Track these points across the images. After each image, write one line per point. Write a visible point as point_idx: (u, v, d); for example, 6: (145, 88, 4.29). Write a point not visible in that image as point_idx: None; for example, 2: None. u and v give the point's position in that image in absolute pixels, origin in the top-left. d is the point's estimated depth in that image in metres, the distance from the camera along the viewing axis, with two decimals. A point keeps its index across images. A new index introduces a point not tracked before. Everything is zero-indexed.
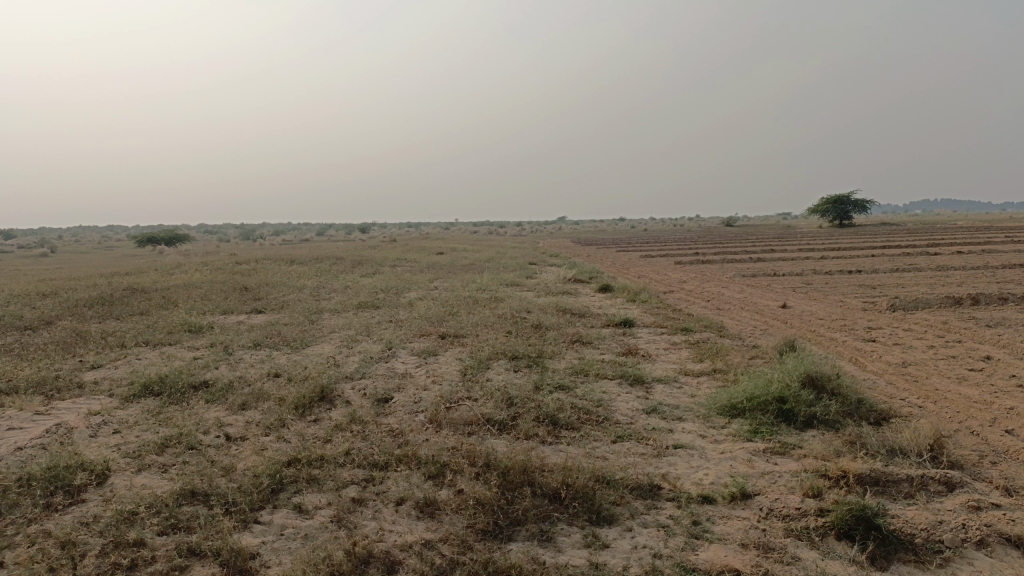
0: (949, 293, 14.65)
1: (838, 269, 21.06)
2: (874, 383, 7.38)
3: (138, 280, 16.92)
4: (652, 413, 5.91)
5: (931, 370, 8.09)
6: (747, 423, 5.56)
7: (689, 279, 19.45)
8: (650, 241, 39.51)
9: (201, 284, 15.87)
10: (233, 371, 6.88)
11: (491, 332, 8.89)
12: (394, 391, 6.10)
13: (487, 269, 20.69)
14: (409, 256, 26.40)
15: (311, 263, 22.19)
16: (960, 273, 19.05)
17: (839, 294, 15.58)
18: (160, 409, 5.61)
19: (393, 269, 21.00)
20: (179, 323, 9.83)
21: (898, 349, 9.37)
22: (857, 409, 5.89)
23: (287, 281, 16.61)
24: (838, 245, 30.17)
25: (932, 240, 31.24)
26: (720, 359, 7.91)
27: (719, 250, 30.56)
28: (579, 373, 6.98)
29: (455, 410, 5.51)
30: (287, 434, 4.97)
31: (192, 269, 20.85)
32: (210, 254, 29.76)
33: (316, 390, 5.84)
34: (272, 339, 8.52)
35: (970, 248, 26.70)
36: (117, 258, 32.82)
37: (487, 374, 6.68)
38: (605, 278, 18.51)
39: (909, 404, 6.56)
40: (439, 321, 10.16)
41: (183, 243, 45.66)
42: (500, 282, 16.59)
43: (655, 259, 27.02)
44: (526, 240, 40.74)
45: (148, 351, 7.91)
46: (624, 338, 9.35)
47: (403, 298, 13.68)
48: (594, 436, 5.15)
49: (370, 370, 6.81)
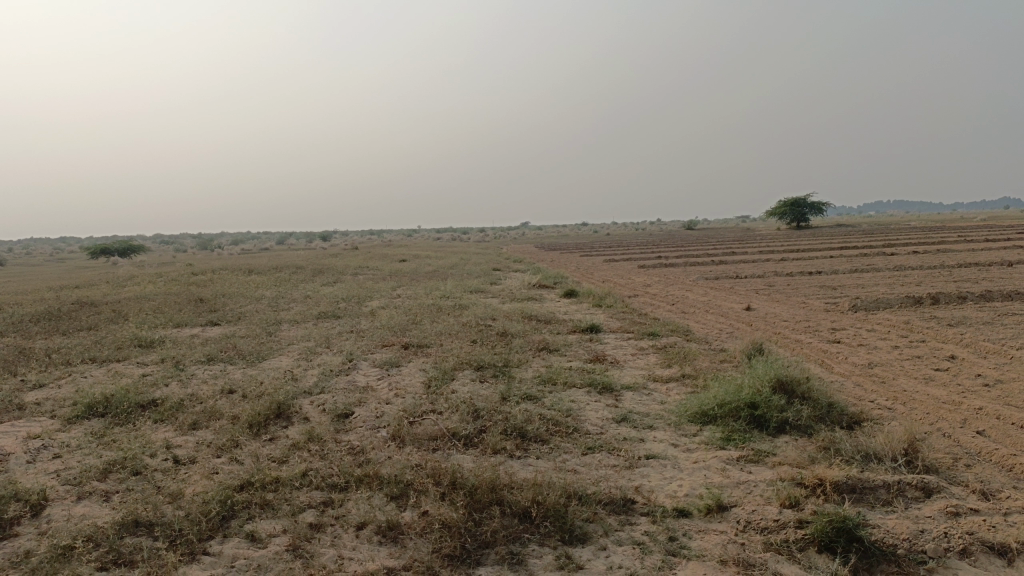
0: (909, 293, 14.80)
1: (798, 271, 21.24)
2: (843, 386, 7.32)
3: (89, 293, 16.36)
4: (623, 422, 5.75)
5: (898, 371, 8.08)
6: (719, 430, 5.43)
7: (653, 282, 19.44)
8: (613, 245, 39.58)
9: (154, 295, 15.38)
10: (185, 388, 6.57)
11: (456, 341, 8.68)
12: (355, 405, 5.86)
13: (450, 275, 20.45)
14: (371, 263, 26.03)
15: (270, 274, 21.74)
16: (917, 273, 19.31)
17: (802, 296, 15.66)
18: (105, 431, 5.29)
19: (355, 277, 20.67)
20: (129, 337, 9.46)
21: (864, 349, 9.37)
22: (829, 413, 5.80)
23: (245, 292, 16.21)
24: (797, 247, 30.52)
25: (889, 241, 31.76)
26: (689, 365, 7.79)
27: (682, 253, 30.71)
28: (547, 382, 6.80)
29: (419, 425, 5.29)
30: (241, 455, 4.70)
31: (146, 280, 20.27)
32: (166, 265, 29.00)
33: (272, 407, 5.58)
34: (227, 353, 8.20)
35: (926, 247, 27.16)
36: (68, 270, 32.02)
37: (452, 385, 6.47)
38: (570, 283, 18.39)
39: (879, 406, 6.49)
40: (402, 330, 9.91)
41: (138, 254, 44.64)
42: (464, 289, 16.38)
43: (618, 263, 27.03)
44: (491, 247, 40.54)
45: (95, 369, 7.53)
46: (591, 345, 9.20)
47: (364, 308, 13.40)
48: (564, 449, 4.97)
49: (330, 384, 6.55)
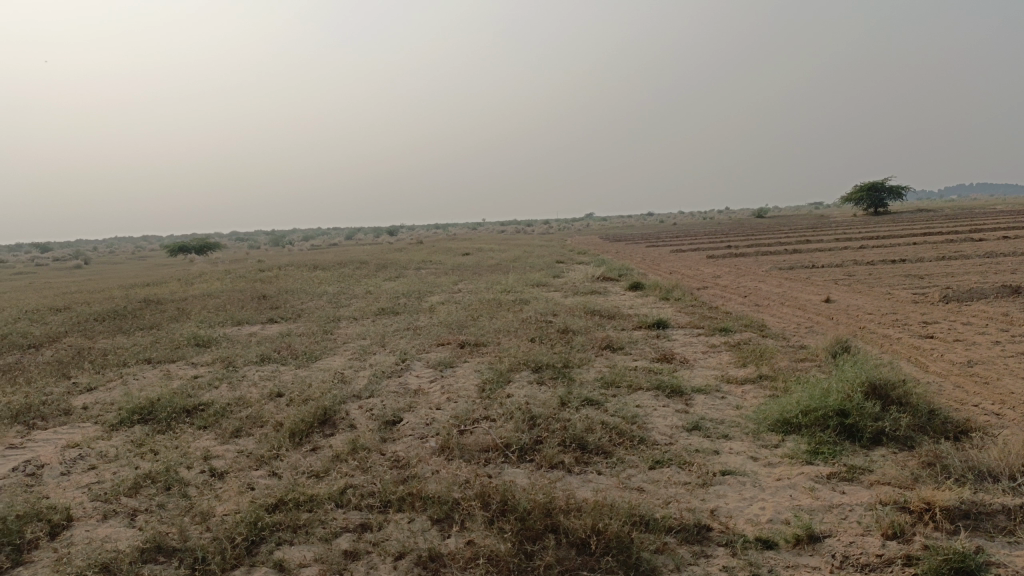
0: (1005, 282, 13.68)
1: (879, 259, 20.06)
2: (939, 388, 6.62)
3: (157, 290, 16.58)
4: (694, 431, 5.22)
5: (1002, 370, 7.29)
6: (805, 441, 4.86)
7: (723, 273, 18.63)
8: (680, 235, 38.55)
9: (219, 292, 15.42)
10: (233, 391, 6.32)
11: (514, 339, 8.25)
12: (405, 411, 5.49)
13: (513, 268, 20.07)
14: (434, 257, 25.87)
15: (334, 268, 21.76)
16: (1011, 260, 17.95)
17: (885, 286, 14.69)
18: (145, 439, 5.06)
19: (417, 272, 20.48)
20: (187, 336, 9.36)
21: (960, 346, 8.54)
22: (930, 422, 5.15)
23: (307, 288, 16.16)
24: (877, 234, 29.01)
25: (976, 225, 29.92)
26: (765, 364, 7.19)
27: (751, 241, 29.70)
28: (610, 384, 6.32)
29: (470, 435, 4.88)
30: (279, 467, 4.38)
31: (214, 277, 20.50)
32: (236, 262, 29.47)
33: (317, 413, 5.25)
34: (280, 352, 7.97)
35: (1019, 232, 25.42)
36: (144, 267, 33.08)
37: (508, 388, 6.05)
38: (635, 275, 17.77)
39: (986, 413, 5.77)
40: (460, 327, 9.53)
41: (212, 251, 45.76)
42: (526, 283, 15.95)
43: (687, 253, 26.23)
44: (556, 240, 39.91)
45: (148, 371, 7.38)
46: (658, 342, 8.65)
47: (424, 303, 13.12)
48: (628, 462, 4.49)
49: (380, 386, 6.20)
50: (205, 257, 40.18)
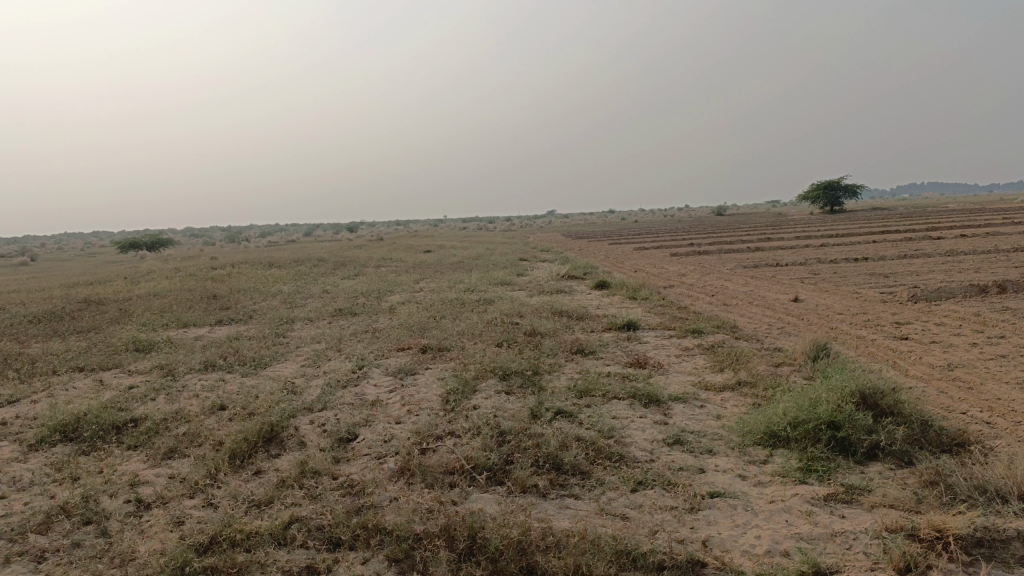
0: (971, 281, 13.60)
1: (841, 258, 20.02)
2: (923, 394, 6.34)
3: (101, 290, 15.75)
4: (676, 446, 4.83)
5: (984, 373, 7.06)
6: (796, 457, 4.50)
7: (688, 272, 18.38)
8: (643, 233, 38.46)
9: (167, 292, 14.67)
10: (171, 404, 5.75)
11: (479, 343, 7.79)
12: (360, 426, 5.00)
13: (476, 266, 19.58)
14: (395, 254, 25.24)
15: (290, 266, 21.07)
16: (972, 259, 17.97)
17: (852, 285, 14.55)
18: (64, 462, 4.49)
19: (377, 270, 19.89)
20: (127, 341, 8.70)
21: (936, 348, 8.31)
22: (924, 434, 4.83)
23: (261, 287, 15.50)
24: (837, 232, 29.16)
25: (932, 224, 30.25)
26: (744, 369, 6.85)
27: (713, 239, 29.62)
28: (583, 393, 5.91)
29: (433, 454, 4.42)
30: (216, 496, 3.87)
31: (163, 275, 19.62)
32: (188, 259, 28.47)
33: (261, 430, 4.74)
34: (227, 358, 7.39)
35: (975, 230, 25.67)
36: (91, 265, 31.88)
37: (474, 398, 5.60)
38: (600, 273, 17.43)
39: (977, 422, 5.47)
40: (421, 330, 9.04)
41: (165, 247, 44.41)
42: (489, 282, 15.48)
43: (651, 250, 26.02)
44: (517, 238, 39.44)
45: (79, 380, 6.76)
46: (629, 345, 8.27)
47: (384, 303, 12.58)
48: (608, 484, 4.08)
49: (334, 398, 5.69)
50: (159, 254, 38.98)
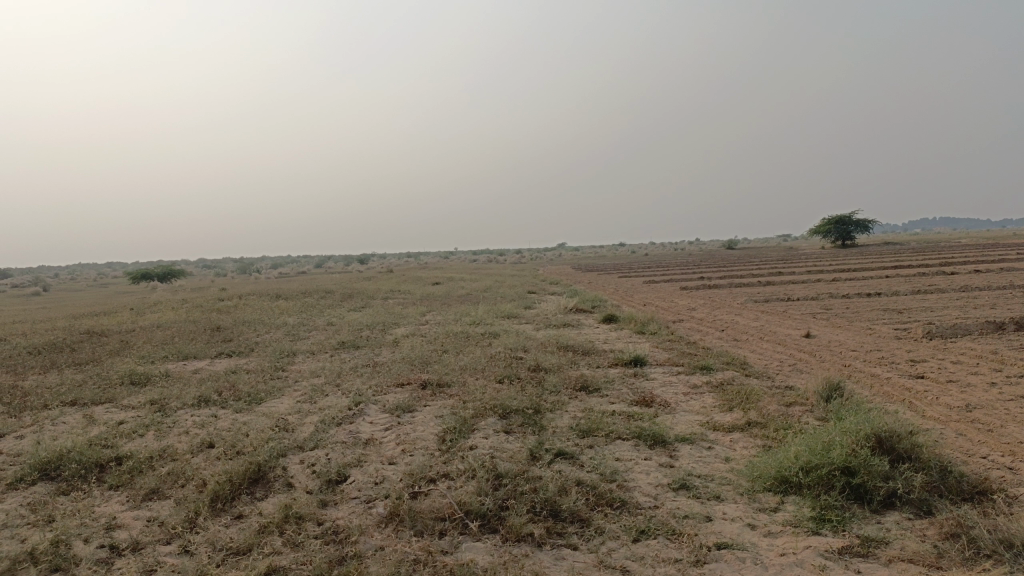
0: (987, 317, 13.30)
1: (853, 292, 19.74)
2: (942, 436, 6.08)
3: (105, 321, 15.67)
4: (682, 491, 4.60)
5: (1004, 414, 6.79)
6: (808, 505, 4.26)
7: (698, 306, 18.14)
8: (653, 266, 38.28)
9: (171, 323, 14.55)
10: (159, 441, 5.56)
11: (481, 379, 7.58)
12: (352, 467, 4.80)
13: (484, 299, 19.42)
14: (403, 287, 25.11)
15: (297, 298, 20.97)
16: (987, 295, 17.67)
17: (865, 321, 14.28)
18: (41, 503, 4.30)
19: (384, 302, 19.75)
20: (123, 374, 8.54)
21: (954, 387, 8.03)
22: (944, 481, 4.58)
23: (265, 319, 15.37)
24: (849, 266, 28.87)
25: (945, 259, 29.96)
26: (754, 409, 6.62)
27: (723, 273, 29.40)
28: (586, 433, 5.68)
29: (425, 498, 4.21)
30: (194, 543, 3.67)
31: (170, 306, 19.53)
32: (196, 290, 28.41)
33: (247, 470, 4.54)
34: (222, 393, 7.21)
35: (989, 266, 25.33)
36: (100, 295, 31.92)
37: (472, 438, 5.39)
38: (609, 307, 17.22)
39: (1000, 468, 5.20)
40: (423, 364, 8.84)
41: (176, 278, 44.54)
42: (496, 315, 15.29)
43: (661, 284, 25.81)
44: (527, 271, 39.34)
45: (69, 415, 6.59)
46: (635, 382, 8.04)
47: (388, 336, 12.41)
48: (609, 533, 3.86)
49: (327, 436, 5.49)
50: (170, 285, 39.10)
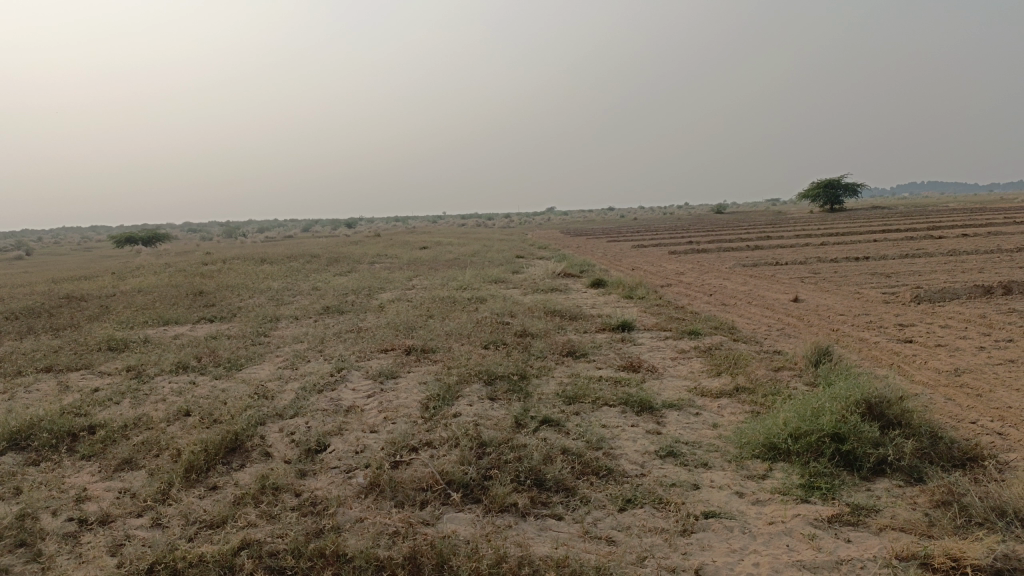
0: (975, 281, 13.28)
1: (841, 256, 19.69)
2: (931, 401, 6.03)
3: (87, 285, 15.43)
4: (669, 458, 4.52)
5: (992, 378, 6.76)
6: (797, 473, 4.19)
7: (686, 270, 18.06)
8: (640, 231, 38.15)
9: (153, 288, 14.33)
10: (135, 409, 5.42)
11: (466, 344, 7.46)
12: (332, 435, 4.68)
13: (471, 263, 19.25)
14: (390, 251, 24.89)
15: (283, 262, 20.72)
16: (974, 258, 17.67)
17: (853, 285, 14.25)
18: (9, 474, 4.18)
19: (370, 267, 19.55)
20: (101, 339, 8.37)
21: (942, 352, 7.98)
22: (934, 447, 4.52)
23: (249, 283, 15.17)
24: (836, 231, 28.87)
25: (933, 223, 29.98)
26: (743, 374, 6.54)
27: (711, 237, 29.31)
28: (572, 399, 5.59)
29: (405, 467, 4.10)
30: (165, 516, 3.56)
31: (152, 271, 19.26)
32: (179, 254, 28.07)
33: (223, 439, 4.41)
34: (201, 359, 7.06)
35: (977, 230, 25.35)
36: (82, 260, 31.49)
37: (456, 405, 5.28)
38: (597, 271, 17.10)
39: (989, 433, 5.15)
40: (408, 330, 8.71)
41: (160, 242, 44.11)
42: (483, 280, 15.14)
43: (649, 248, 25.73)
44: (516, 235, 39.11)
45: (44, 382, 6.43)
46: (623, 348, 7.95)
47: (374, 301, 12.26)
48: (594, 503, 3.77)
49: (308, 403, 5.37)
50: (156, 249, 38.66)
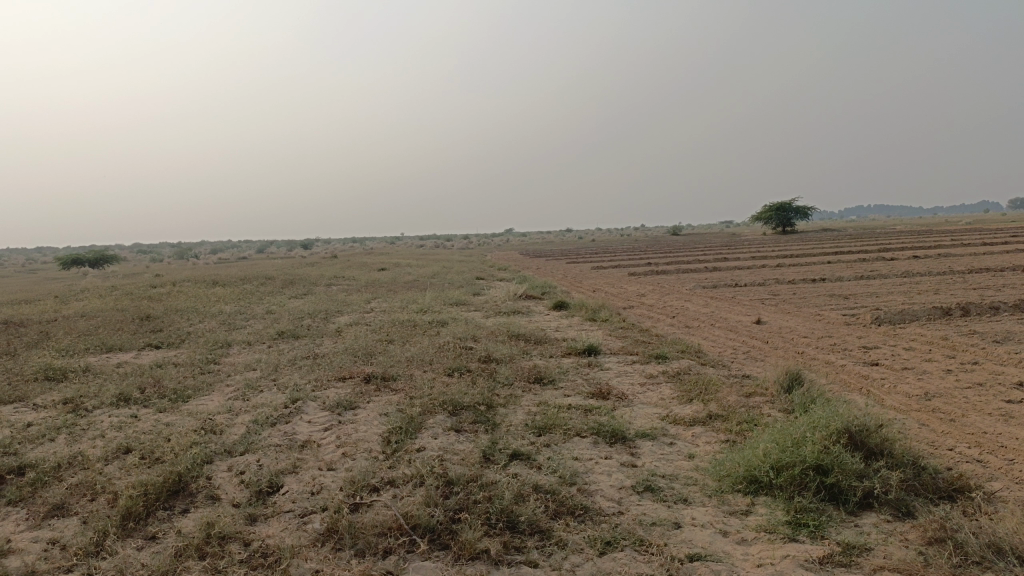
0: (933, 302, 13.41)
1: (799, 278, 19.84)
2: (906, 426, 5.90)
3: (27, 309, 14.72)
4: (647, 494, 4.28)
5: (963, 403, 6.68)
6: (782, 508, 3.98)
7: (647, 292, 17.98)
8: (599, 252, 38.19)
9: (98, 312, 13.70)
10: (69, 446, 5.00)
11: (429, 372, 7.15)
12: (286, 474, 4.34)
13: (430, 285, 18.92)
14: (348, 273, 24.39)
15: (235, 285, 20.15)
16: (929, 280, 17.93)
17: (814, 307, 14.28)
18: None
19: (327, 289, 19.09)
20: (38, 368, 7.86)
21: (910, 375, 7.92)
22: (919, 478, 4.35)
23: (200, 307, 14.61)
24: (793, 253, 29.19)
25: (885, 245, 30.58)
26: (716, 400, 6.35)
27: (669, 259, 29.42)
28: (542, 430, 5.32)
29: (366, 510, 3.79)
30: (98, 571, 3.20)
31: (98, 294, 18.51)
32: (128, 277, 27.15)
33: (165, 482, 4.05)
34: (145, 390, 6.63)
35: (927, 251, 25.83)
36: (23, 282, 30.33)
37: (420, 439, 4.98)
38: (558, 293, 16.92)
39: (969, 461, 5.01)
40: (367, 356, 8.36)
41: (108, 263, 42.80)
42: (444, 302, 14.83)
43: (609, 270, 25.68)
44: (475, 256, 38.91)
45: None
46: (590, 373, 7.72)
47: (331, 325, 11.86)
48: (572, 547, 3.50)
49: (260, 438, 5.02)
50: (104, 270, 37.49)
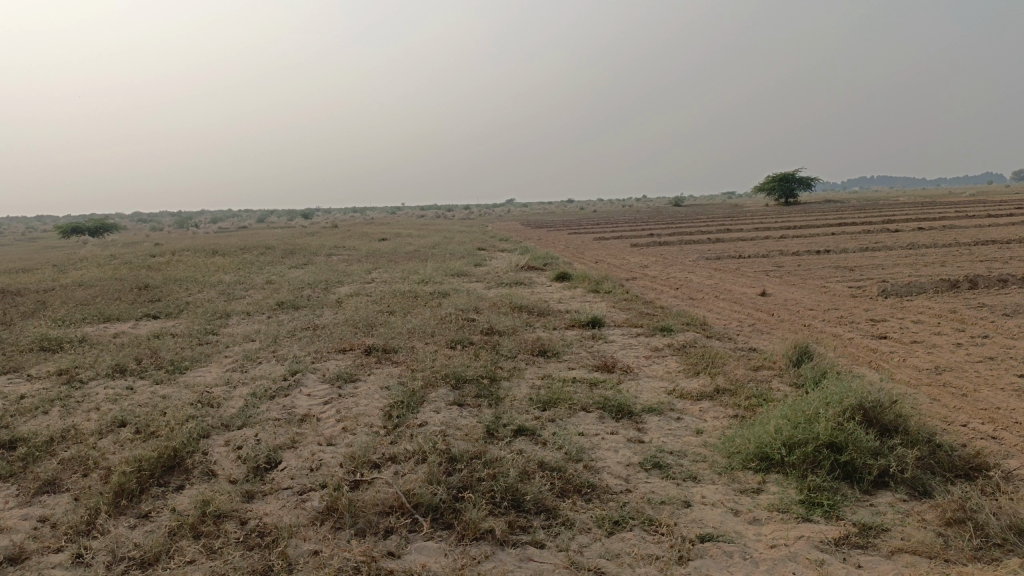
0: (940, 275, 13.24)
1: (803, 250, 19.65)
2: (918, 401, 5.78)
3: (24, 279, 14.58)
4: (655, 471, 4.16)
5: (974, 377, 6.55)
6: (795, 487, 3.86)
7: (650, 263, 17.82)
8: (601, 223, 37.96)
9: (96, 281, 13.56)
10: (63, 420, 4.89)
11: (431, 344, 7.03)
12: (284, 450, 4.23)
13: (432, 256, 18.75)
14: (348, 243, 24.20)
15: (235, 254, 19.99)
16: (935, 252, 17.75)
17: (819, 279, 14.13)
18: None
19: (327, 259, 18.94)
20: (34, 339, 7.73)
21: (919, 348, 7.79)
22: (935, 456, 4.23)
23: (200, 277, 14.46)
24: (796, 224, 28.96)
25: (888, 216, 30.35)
26: (723, 374, 6.23)
27: (672, 229, 29.18)
28: (546, 405, 5.20)
29: (366, 488, 3.68)
30: (89, 551, 3.09)
31: (97, 263, 18.34)
32: (125, 246, 26.97)
33: (160, 457, 3.94)
34: (142, 361, 6.51)
35: (932, 223, 25.56)
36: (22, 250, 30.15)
37: (422, 413, 4.86)
38: (560, 264, 16.76)
39: (983, 438, 4.89)
40: (368, 327, 8.23)
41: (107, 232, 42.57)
42: (445, 273, 14.69)
43: (612, 240, 25.49)
44: (477, 226, 38.65)
45: None
46: (594, 345, 7.59)
47: (331, 296, 11.72)
48: (579, 527, 3.38)
49: (258, 412, 4.90)
50: (105, 240, 37.30)
